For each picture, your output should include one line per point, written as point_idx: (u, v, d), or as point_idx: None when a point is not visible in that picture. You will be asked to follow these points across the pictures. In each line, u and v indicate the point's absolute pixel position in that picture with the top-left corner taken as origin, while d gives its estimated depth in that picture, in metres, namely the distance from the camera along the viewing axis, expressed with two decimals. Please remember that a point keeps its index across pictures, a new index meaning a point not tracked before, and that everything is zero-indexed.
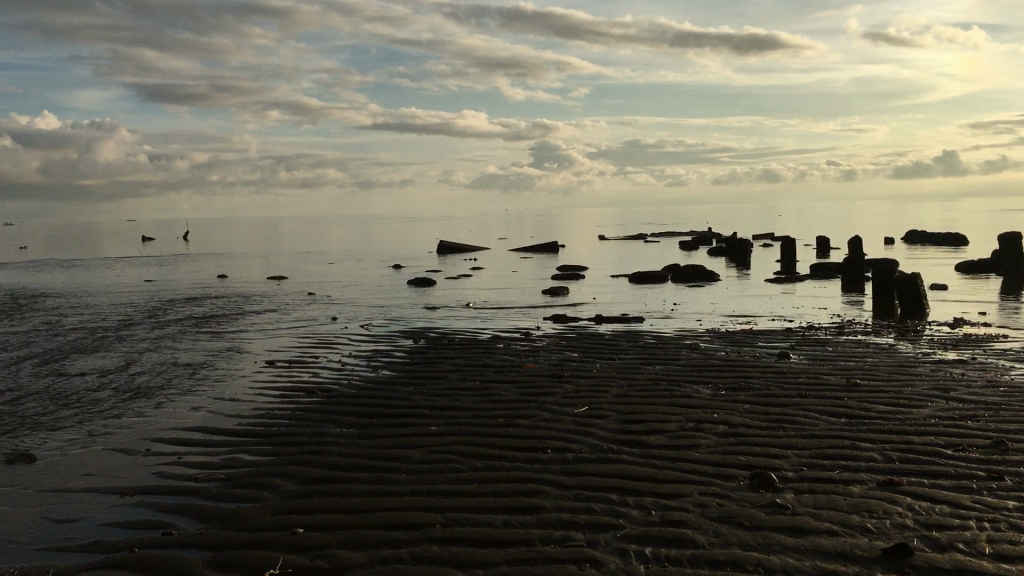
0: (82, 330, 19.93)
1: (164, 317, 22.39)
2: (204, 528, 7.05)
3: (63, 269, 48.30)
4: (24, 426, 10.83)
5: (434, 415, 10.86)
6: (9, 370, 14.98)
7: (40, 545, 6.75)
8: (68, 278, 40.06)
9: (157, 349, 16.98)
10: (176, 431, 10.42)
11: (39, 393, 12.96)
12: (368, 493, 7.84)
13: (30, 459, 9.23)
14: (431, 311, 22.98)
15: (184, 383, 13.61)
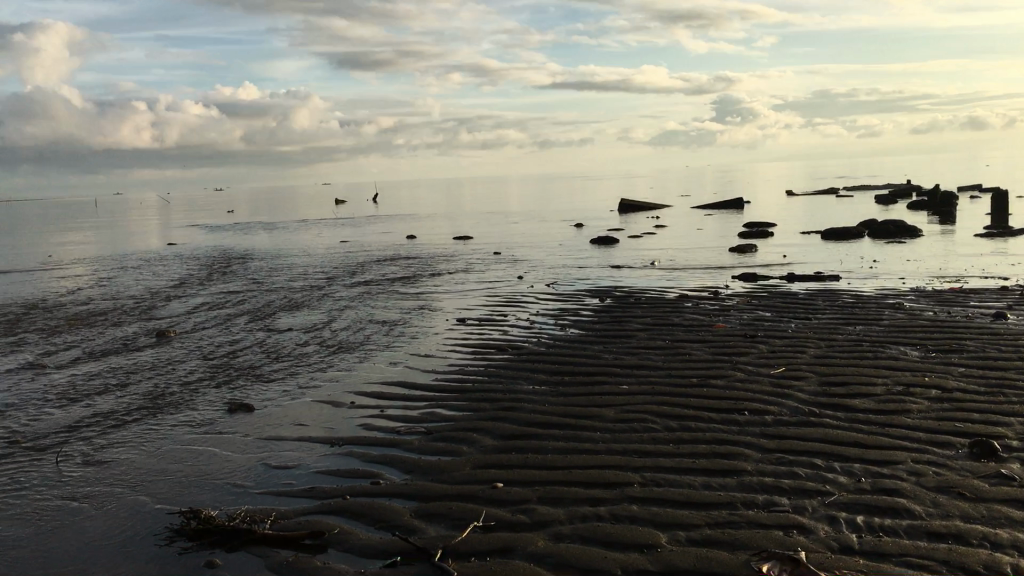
0: (287, 288, 21.16)
1: (361, 276, 23.41)
2: (410, 479, 7.31)
3: (267, 231, 51.38)
4: (242, 378, 11.60)
5: (625, 374, 10.79)
6: (225, 325, 16.10)
7: (263, 489, 7.22)
8: (271, 240, 42.58)
9: (355, 306, 17.77)
10: (377, 385, 10.87)
11: (253, 347, 13.85)
12: (565, 450, 7.89)
13: (249, 408, 9.88)
14: (616, 270, 22.84)
15: (382, 339, 14.17)
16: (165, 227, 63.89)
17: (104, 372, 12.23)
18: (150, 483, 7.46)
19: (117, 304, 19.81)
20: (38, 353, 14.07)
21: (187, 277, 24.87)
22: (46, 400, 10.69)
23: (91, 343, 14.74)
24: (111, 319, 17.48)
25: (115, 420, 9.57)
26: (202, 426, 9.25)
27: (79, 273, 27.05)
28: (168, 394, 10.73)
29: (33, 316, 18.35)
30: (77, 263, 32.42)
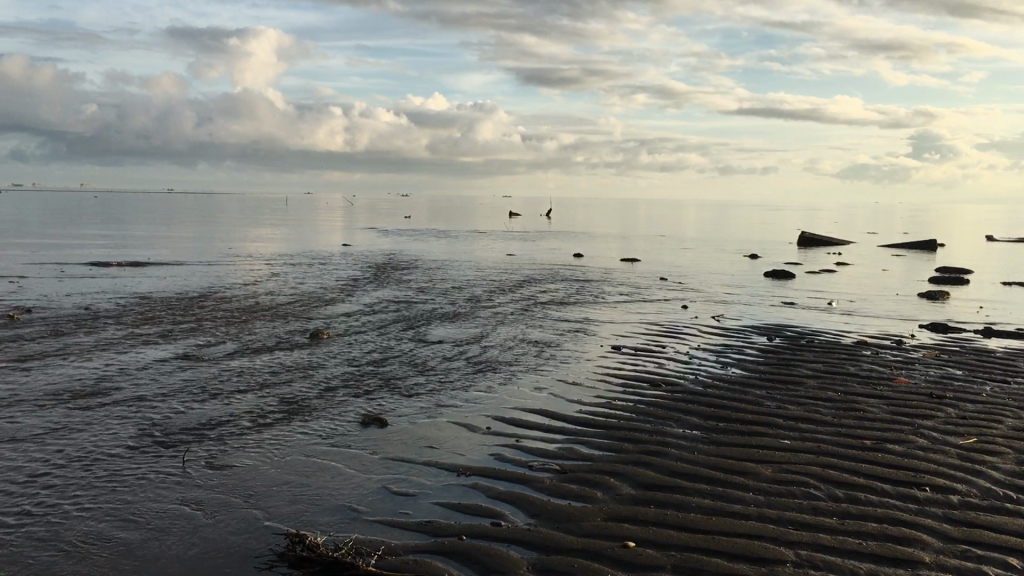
0: (446, 298, 21.05)
1: (521, 292, 23.05)
2: (533, 523, 6.67)
3: (438, 239, 52.15)
4: (382, 389, 11.35)
5: (788, 426, 9.74)
6: (379, 331, 16.04)
7: (377, 517, 6.78)
8: (440, 247, 43.15)
9: (510, 323, 17.39)
10: (517, 411, 10.29)
11: (400, 357, 13.63)
12: (710, 510, 7.01)
13: (382, 423, 9.53)
14: (789, 308, 21.43)
15: (530, 361, 13.61)
16: (345, 229, 66.29)
17: (253, 370, 12.31)
18: (266, 496, 7.18)
19: (282, 300, 20.27)
20: (198, 343, 14.44)
21: (353, 279, 25.32)
22: (192, 393, 10.79)
23: (249, 338, 15.00)
24: (274, 315, 17.83)
25: (248, 422, 9.46)
26: (332, 437, 8.99)
27: (255, 268, 28.10)
28: (306, 399, 10.58)
29: (204, 306, 19.01)
30: (257, 257, 33.81)
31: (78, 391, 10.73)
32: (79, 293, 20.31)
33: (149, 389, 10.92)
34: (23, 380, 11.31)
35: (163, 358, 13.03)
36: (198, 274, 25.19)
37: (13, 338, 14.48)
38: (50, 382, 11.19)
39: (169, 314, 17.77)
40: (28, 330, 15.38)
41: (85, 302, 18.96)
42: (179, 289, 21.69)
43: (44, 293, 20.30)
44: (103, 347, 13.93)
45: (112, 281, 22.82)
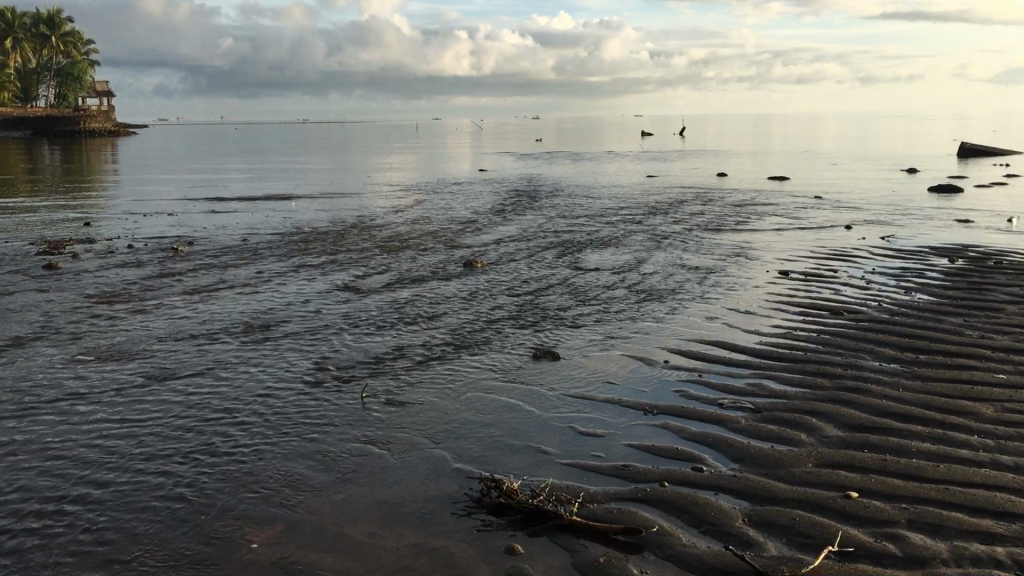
0: (594, 223, 20.50)
1: (669, 215, 22.24)
2: (738, 468, 6.19)
3: (572, 162, 51.27)
4: (547, 320, 11.00)
5: (999, 360, 8.83)
6: (532, 259, 15.69)
7: (569, 461, 6.44)
8: (575, 171, 42.36)
9: (666, 248, 16.70)
10: (693, 342, 9.76)
11: (559, 286, 13.24)
12: (934, 455, 6.33)
13: (554, 357, 9.21)
14: (964, 226, 19.87)
15: (695, 289, 12.96)
16: (476, 154, 66.17)
17: (414, 301, 12.17)
18: (450, 437, 6.97)
19: (429, 229, 20.19)
20: (355, 274, 14.46)
21: (495, 206, 25.03)
22: (358, 326, 10.72)
23: (403, 268, 14.92)
24: (423, 244, 17.72)
25: (418, 357, 9.30)
26: (505, 373, 8.71)
27: (397, 197, 28.21)
28: (473, 332, 10.35)
29: (354, 236, 19.10)
30: (397, 186, 33.97)
31: (249, 324, 10.84)
32: (235, 226, 20.79)
33: (316, 322, 10.92)
34: (195, 313, 11.51)
35: (324, 290, 13.07)
36: (344, 205, 25.45)
37: (180, 272, 14.86)
38: (220, 315, 11.36)
39: (322, 244, 17.93)
40: (193, 263, 15.74)
41: (241, 235, 19.37)
42: (328, 220, 21.92)
43: (202, 226, 20.87)
44: (264, 279, 14.11)
45: (263, 214, 23.26)
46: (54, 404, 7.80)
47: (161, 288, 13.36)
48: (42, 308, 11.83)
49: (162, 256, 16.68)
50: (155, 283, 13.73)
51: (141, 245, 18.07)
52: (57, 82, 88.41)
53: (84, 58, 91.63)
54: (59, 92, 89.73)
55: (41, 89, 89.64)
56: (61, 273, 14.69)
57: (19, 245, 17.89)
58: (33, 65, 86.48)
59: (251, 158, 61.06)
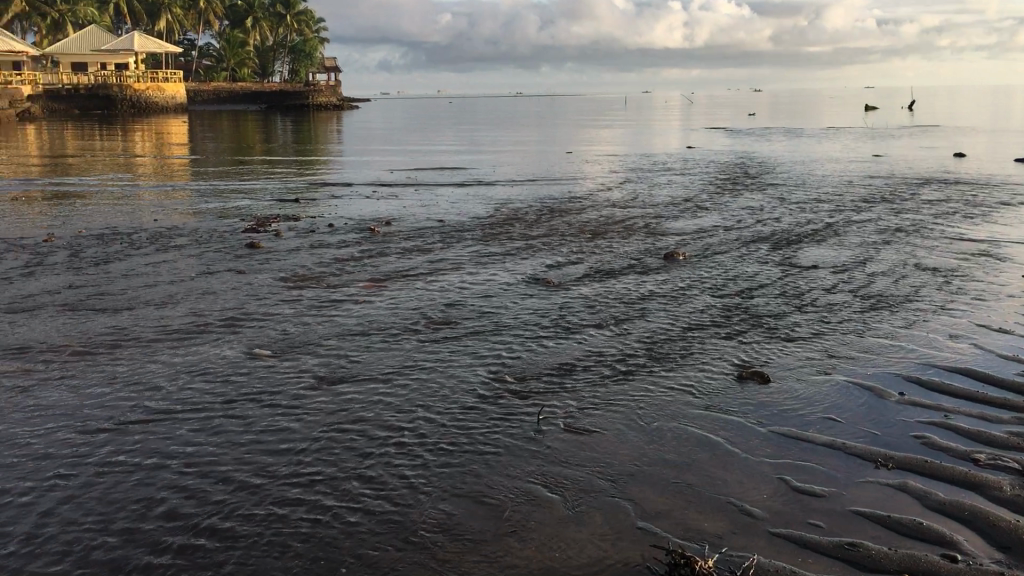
0: (813, 212, 18.66)
1: (902, 203, 19.97)
2: (1004, 564, 4.78)
3: (789, 139, 48.42)
4: (756, 329, 9.67)
5: None
6: (741, 252, 14.24)
7: (778, 529, 5.23)
8: (790, 149, 39.85)
9: (897, 244, 14.74)
10: (935, 370, 8.17)
11: (772, 286, 11.81)
12: None
13: (764, 380, 7.91)
14: None
15: (934, 297, 11.15)
16: (687, 128, 64.21)
17: (607, 299, 11.16)
18: (634, 481, 5.92)
19: (630, 213, 19.07)
20: (546, 263, 13.58)
21: (705, 189, 23.54)
22: (543, 327, 9.82)
23: (600, 258, 13.93)
24: (622, 232, 16.63)
25: (605, 371, 8.24)
26: (704, 398, 7.53)
27: (602, 178, 27.26)
28: (668, 342, 9.17)
29: (550, 221, 18.30)
30: (602, 164, 33.02)
31: (431, 319, 10.20)
32: (435, 207, 20.54)
33: (499, 321, 10.09)
34: (375, 304, 10.99)
35: (512, 282, 12.28)
36: (546, 186, 24.78)
37: (373, 254, 14.57)
38: (401, 308, 10.77)
39: (517, 229, 17.23)
40: (387, 246, 15.44)
41: (439, 217, 19.07)
42: (527, 202, 21.27)
43: (401, 206, 20.75)
44: (454, 266, 13.54)
45: (463, 194, 22.96)
46: (219, 405, 7.38)
47: (351, 272, 13.05)
48: (231, 291, 11.69)
49: (359, 236, 16.53)
50: (345, 267, 13.42)
51: (341, 224, 18.09)
52: (290, 58, 94.12)
53: (316, 36, 97.03)
54: (291, 67, 95.58)
55: (276, 65, 95.66)
56: (261, 251, 14.80)
57: (230, 220, 18.37)
58: (270, 42, 92.45)
59: (466, 132, 62.26)
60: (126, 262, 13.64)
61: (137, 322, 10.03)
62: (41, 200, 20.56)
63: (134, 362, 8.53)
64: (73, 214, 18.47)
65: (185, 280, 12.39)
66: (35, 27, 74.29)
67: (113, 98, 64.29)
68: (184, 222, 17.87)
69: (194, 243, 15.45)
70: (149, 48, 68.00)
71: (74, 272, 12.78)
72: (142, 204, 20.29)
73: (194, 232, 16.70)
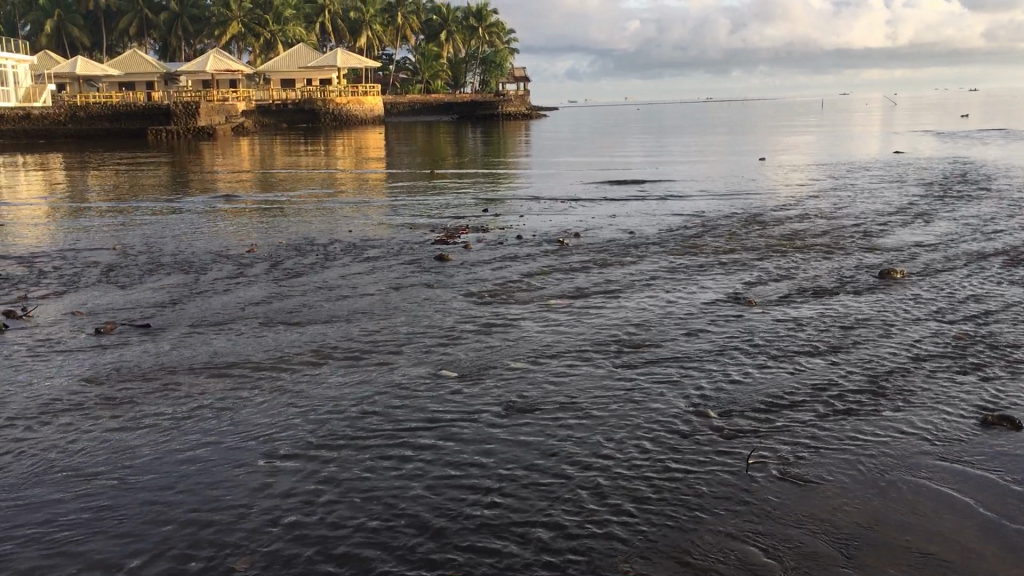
0: None
1: None
2: None
3: (1010, 142, 44.43)
4: (997, 362, 8.47)
5: None
6: (968, 271, 12.78)
7: None
8: (1017, 153, 36.26)
9: None
10: None
11: (1010, 311, 10.43)
12: None
13: (1015, 427, 6.81)
14: None
15: None
16: (892, 132, 60.37)
17: (817, 322, 10.21)
18: (865, 546, 5.14)
19: (836, 226, 17.71)
20: (745, 281, 12.69)
21: (919, 198, 21.67)
22: (747, 353, 9.03)
23: (806, 276, 12.89)
24: (829, 246, 15.41)
25: (822, 407, 7.38)
26: (944, 445, 6.53)
27: (801, 187, 25.76)
28: (893, 375, 8.16)
29: (748, 234, 17.29)
30: (800, 172, 31.34)
31: (624, 341, 9.62)
32: (623, 219, 19.94)
33: (697, 345, 9.38)
34: (564, 323, 10.53)
35: (710, 301, 11.51)
36: (741, 196, 23.65)
37: (561, 269, 14.14)
38: (590, 328, 10.25)
39: (712, 242, 16.37)
40: (575, 259, 15.00)
41: (628, 229, 18.45)
42: (720, 214, 20.28)
43: (589, 218, 20.29)
44: (646, 282, 12.91)
45: (653, 205, 22.22)
46: (404, 431, 7.12)
47: (539, 287, 12.68)
48: (419, 306, 11.58)
49: (547, 249, 16.20)
50: (533, 282, 13.08)
51: (529, 236, 17.83)
52: (482, 70, 96.16)
53: (507, 47, 98.65)
54: (483, 78, 97.69)
55: (468, 76, 97.92)
56: (449, 264, 14.70)
57: (420, 231, 18.50)
58: (463, 54, 94.74)
59: (658, 139, 61.10)
60: (321, 274, 13.89)
61: (327, 338, 10.02)
62: (247, 212, 21.55)
63: (324, 381, 8.47)
64: (274, 226, 19.19)
65: (375, 294, 12.41)
66: (249, 46, 79.35)
67: (316, 112, 67.65)
68: (376, 233, 18.17)
69: (384, 255, 15.56)
70: (350, 64, 70.99)
71: (272, 284, 13.12)
72: (338, 215, 20.84)
73: (387, 243, 16.90)
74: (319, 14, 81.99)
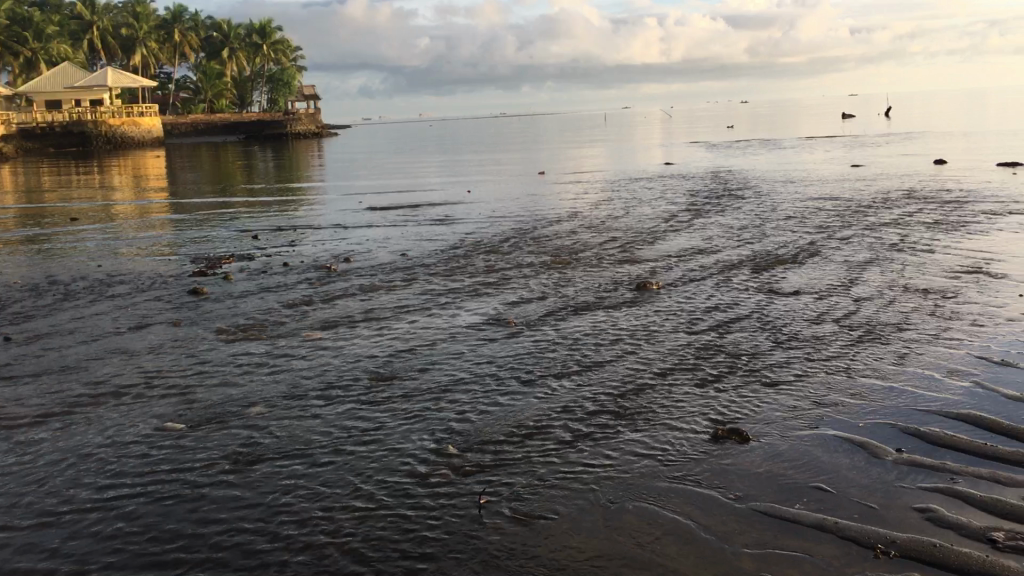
0: (792, 230, 17.79)
1: (887, 218, 19.10)
2: None
3: (769, 151, 47.78)
4: (734, 372, 8.71)
5: None
6: (718, 279, 13.32)
7: None
8: (773, 162, 38.92)
9: (884, 264, 13.84)
10: (936, 421, 7.24)
11: (751, 318, 10.89)
12: None
13: (742, 439, 6.94)
14: None
15: (928, 324, 10.23)
16: (666, 143, 63.55)
17: (571, 340, 10.23)
18: None
19: (603, 240, 18.14)
20: (508, 301, 12.62)
21: (682, 208, 22.67)
22: (499, 378, 8.87)
23: (568, 292, 13.02)
24: (593, 260, 15.70)
25: (563, 433, 7.27)
26: (674, 465, 6.55)
27: (576, 200, 26.39)
28: (636, 393, 8.20)
29: (519, 251, 17.37)
30: (577, 186, 32.20)
31: (376, 373, 9.24)
32: (398, 241, 19.61)
33: (448, 375, 9.09)
34: (317, 357, 10.02)
35: (471, 323, 11.34)
36: (517, 213, 23.91)
37: (325, 296, 13.59)
38: (340, 363, 9.75)
39: (482, 261, 16.32)
40: (340, 286, 14.45)
41: (401, 251, 18.14)
42: (494, 232, 20.36)
43: (362, 241, 19.83)
44: (410, 307, 12.61)
45: (429, 226, 22.02)
46: (115, 498, 6.41)
47: (297, 319, 12.08)
48: (157, 349, 10.66)
49: (314, 276, 15.56)
50: (292, 313, 12.44)
51: (296, 263, 17.14)
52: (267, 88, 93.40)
53: (292, 65, 96.34)
54: (267, 96, 94.89)
55: (252, 93, 94.87)
56: (204, 297, 13.81)
57: (179, 262, 17.38)
58: (246, 72, 91.62)
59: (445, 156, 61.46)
60: (53, 317, 12.57)
61: (46, 391, 9.02)
62: None
63: (31, 442, 7.53)
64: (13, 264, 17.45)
65: (114, 335, 11.40)
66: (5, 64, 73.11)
67: (86, 134, 63.05)
68: (130, 267, 16.86)
69: (133, 292, 14.42)
70: (121, 83, 66.88)
71: None
72: (90, 249, 19.28)
73: (140, 278, 15.69)
74: (84, 30, 76.82)
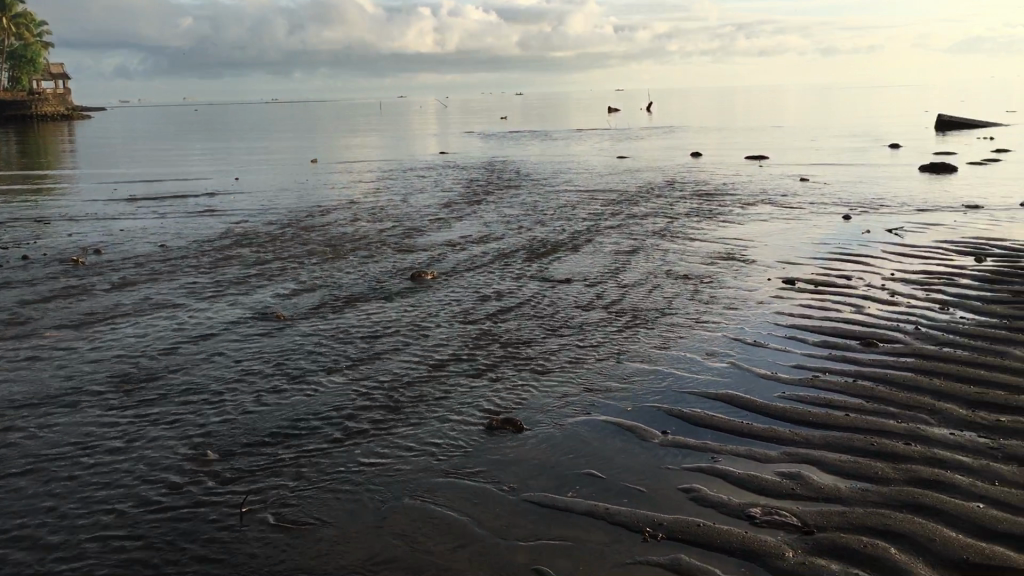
0: (562, 220, 18.21)
1: (648, 208, 19.99)
2: None
3: (538, 142, 49.02)
4: (507, 361, 8.69)
5: None
6: (491, 268, 13.35)
7: None
8: (543, 153, 39.95)
9: (647, 252, 14.41)
10: (697, 402, 7.51)
11: (523, 306, 10.96)
12: None
13: (516, 429, 6.89)
14: (976, 213, 17.66)
15: (688, 308, 10.70)
16: (440, 134, 63.70)
17: (342, 333, 9.85)
18: None
19: (377, 229, 17.79)
20: (276, 293, 12.02)
21: (455, 198, 22.69)
22: (266, 375, 8.37)
23: (339, 283, 12.59)
24: (366, 250, 15.33)
25: (334, 432, 6.92)
26: (449, 459, 6.38)
27: (349, 189, 25.80)
28: (410, 386, 7.98)
29: (288, 241, 16.67)
30: (350, 175, 31.53)
31: (128, 375, 8.46)
32: (156, 232, 18.31)
33: (208, 374, 8.46)
34: (60, 358, 9.06)
35: (236, 318, 10.68)
36: (287, 203, 23.03)
37: (69, 292, 12.39)
38: (86, 365, 8.86)
39: (249, 253, 15.52)
40: (88, 281, 13.23)
41: (159, 243, 16.93)
42: (262, 222, 19.46)
43: (115, 233, 18.35)
44: (168, 301, 11.72)
45: (191, 216, 20.75)
46: None
47: (36, 317, 10.91)
48: None
49: (58, 270, 14.18)
50: (30, 312, 11.22)
51: (37, 256, 15.56)
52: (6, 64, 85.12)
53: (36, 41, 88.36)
54: (7, 73, 86.50)
55: None
56: None
57: None
58: None
59: (211, 142, 58.53)
60: None
61: None
62: None
63: None
64: None
65: None
66: None
67: None
68: None
69: None
70: None
71: None
72: None
73: None
74: None
